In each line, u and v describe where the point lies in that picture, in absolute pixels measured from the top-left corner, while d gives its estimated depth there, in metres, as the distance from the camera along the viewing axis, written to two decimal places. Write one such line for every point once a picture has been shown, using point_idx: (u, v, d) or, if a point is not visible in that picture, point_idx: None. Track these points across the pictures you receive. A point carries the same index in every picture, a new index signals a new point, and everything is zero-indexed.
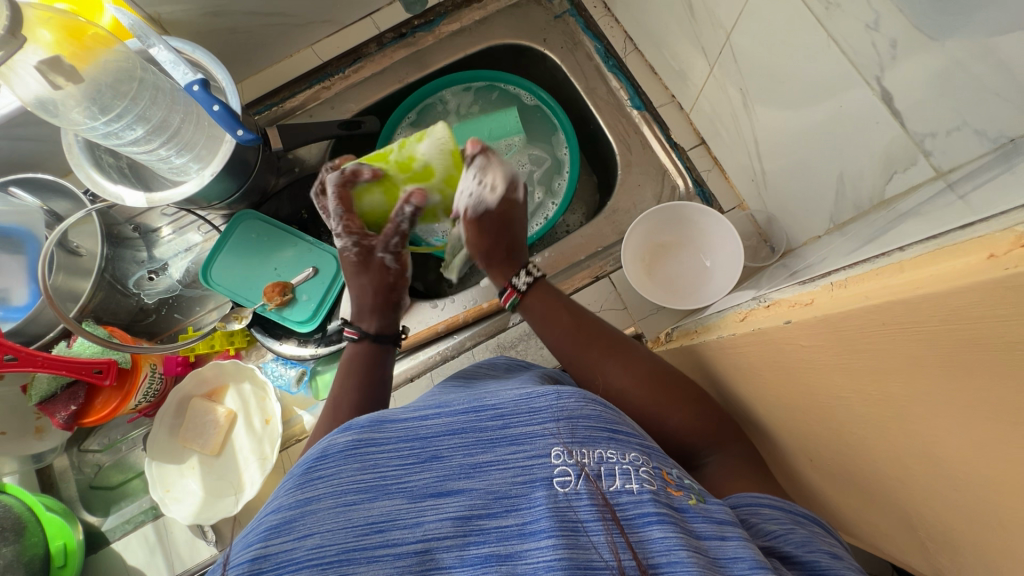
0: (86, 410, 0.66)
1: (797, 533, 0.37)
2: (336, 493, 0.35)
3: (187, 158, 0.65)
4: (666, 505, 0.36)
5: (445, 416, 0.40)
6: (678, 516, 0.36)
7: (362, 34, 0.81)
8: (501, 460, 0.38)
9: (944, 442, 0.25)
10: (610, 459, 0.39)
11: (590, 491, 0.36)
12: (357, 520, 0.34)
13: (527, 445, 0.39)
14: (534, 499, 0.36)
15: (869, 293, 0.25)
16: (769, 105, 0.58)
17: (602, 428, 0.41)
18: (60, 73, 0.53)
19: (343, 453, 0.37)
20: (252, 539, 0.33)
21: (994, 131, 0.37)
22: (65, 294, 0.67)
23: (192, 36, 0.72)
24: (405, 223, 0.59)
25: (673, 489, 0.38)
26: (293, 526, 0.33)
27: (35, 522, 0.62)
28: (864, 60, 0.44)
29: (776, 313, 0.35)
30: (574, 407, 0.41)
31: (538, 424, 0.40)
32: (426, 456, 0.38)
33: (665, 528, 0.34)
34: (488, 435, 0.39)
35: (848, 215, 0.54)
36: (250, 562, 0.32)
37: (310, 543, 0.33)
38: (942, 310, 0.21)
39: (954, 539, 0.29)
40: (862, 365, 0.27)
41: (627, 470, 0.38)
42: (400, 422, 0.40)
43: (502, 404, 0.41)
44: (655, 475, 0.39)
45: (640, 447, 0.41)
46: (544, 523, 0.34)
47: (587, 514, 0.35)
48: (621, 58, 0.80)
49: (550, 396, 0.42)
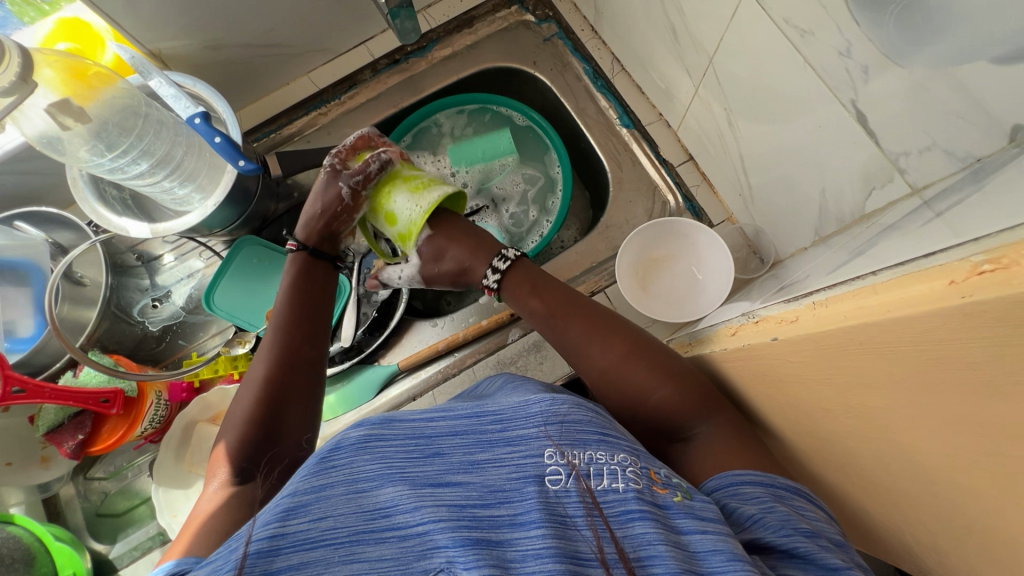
0: (92, 439, 0.68)
1: (774, 513, 0.39)
2: (347, 480, 0.35)
3: (190, 189, 0.67)
4: (649, 502, 0.38)
5: (449, 418, 0.41)
6: (661, 513, 0.38)
7: (356, 61, 0.83)
8: (498, 458, 0.39)
9: (925, 451, 0.27)
10: (598, 460, 0.40)
11: (579, 490, 0.38)
12: (366, 506, 0.35)
13: (522, 446, 0.40)
14: (525, 493, 0.37)
15: (847, 314, 0.27)
16: (752, 124, 0.60)
17: (593, 431, 0.42)
18: (70, 114, 0.55)
19: (355, 446, 0.37)
20: (268, 518, 0.33)
21: (961, 151, 0.39)
22: (71, 325, 0.68)
23: (192, 69, 0.74)
24: (371, 174, 0.63)
25: (659, 488, 0.40)
26: (307, 508, 0.33)
27: (45, 553, 0.63)
28: (839, 83, 0.46)
29: (764, 329, 0.37)
30: (566, 412, 0.43)
31: (534, 426, 0.42)
32: (429, 452, 0.38)
33: (647, 524, 0.36)
34: (488, 436, 0.41)
35: (831, 228, 0.56)
36: (267, 540, 0.31)
37: (322, 525, 0.33)
38: (912, 332, 0.23)
39: (942, 543, 0.30)
40: (845, 381, 0.29)
41: (615, 470, 0.40)
42: (408, 421, 0.40)
43: (501, 410, 0.43)
44: (642, 475, 0.40)
45: (629, 449, 0.42)
46: (534, 514, 0.36)
47: (575, 510, 0.37)
48: (609, 79, 0.82)
49: (545, 402, 0.44)
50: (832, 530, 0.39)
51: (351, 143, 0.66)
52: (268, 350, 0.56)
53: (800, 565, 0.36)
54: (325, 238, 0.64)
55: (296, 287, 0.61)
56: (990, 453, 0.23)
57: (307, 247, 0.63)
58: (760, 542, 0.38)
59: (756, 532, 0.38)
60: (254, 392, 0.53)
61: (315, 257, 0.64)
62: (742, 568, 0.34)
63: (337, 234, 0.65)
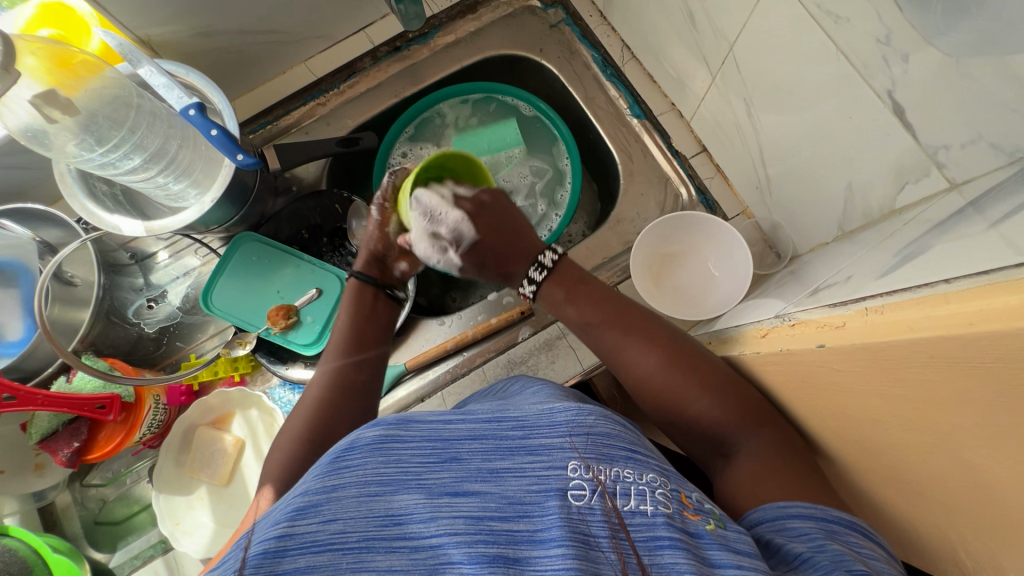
0: (89, 446, 0.65)
1: (825, 552, 0.36)
2: (360, 483, 0.34)
3: (186, 184, 0.63)
4: (679, 529, 0.36)
5: (468, 422, 0.40)
6: (692, 542, 0.35)
7: (356, 49, 0.79)
8: (519, 468, 0.37)
9: (998, 471, 0.25)
10: (625, 478, 0.38)
11: (603, 508, 0.36)
12: (379, 510, 0.33)
13: (545, 456, 0.38)
14: (547, 508, 0.35)
15: (913, 325, 0.25)
16: (774, 116, 0.58)
17: (620, 446, 0.41)
18: (56, 106, 0.51)
19: (370, 446, 0.36)
20: (277, 518, 0.32)
21: (1009, 145, 0.37)
22: (62, 326, 0.65)
23: (184, 57, 0.70)
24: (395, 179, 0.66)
25: (690, 513, 0.38)
26: (318, 509, 0.32)
27: (42, 565, 0.60)
28: (873, 72, 0.44)
29: (805, 334, 0.35)
30: (592, 423, 0.41)
31: (558, 437, 0.40)
32: (446, 457, 0.37)
33: (677, 553, 0.34)
34: (509, 443, 0.39)
35: (857, 223, 0.54)
36: (275, 539, 0.30)
37: (332, 528, 0.31)
38: (1001, 349, 0.21)
39: (1000, 564, 0.28)
40: (906, 394, 0.27)
41: (643, 491, 0.38)
42: (426, 423, 0.39)
43: (524, 416, 0.41)
44: (672, 497, 0.38)
45: (659, 469, 0.40)
46: (555, 532, 0.34)
47: (599, 530, 0.35)
48: (619, 67, 0.80)
49: (570, 412, 0.42)
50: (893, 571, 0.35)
51: None
52: (326, 369, 0.57)
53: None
54: (372, 262, 0.65)
55: (355, 309, 0.62)
56: None
57: (355, 273, 0.64)
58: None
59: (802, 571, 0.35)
60: (314, 408, 0.54)
61: (365, 282, 0.64)
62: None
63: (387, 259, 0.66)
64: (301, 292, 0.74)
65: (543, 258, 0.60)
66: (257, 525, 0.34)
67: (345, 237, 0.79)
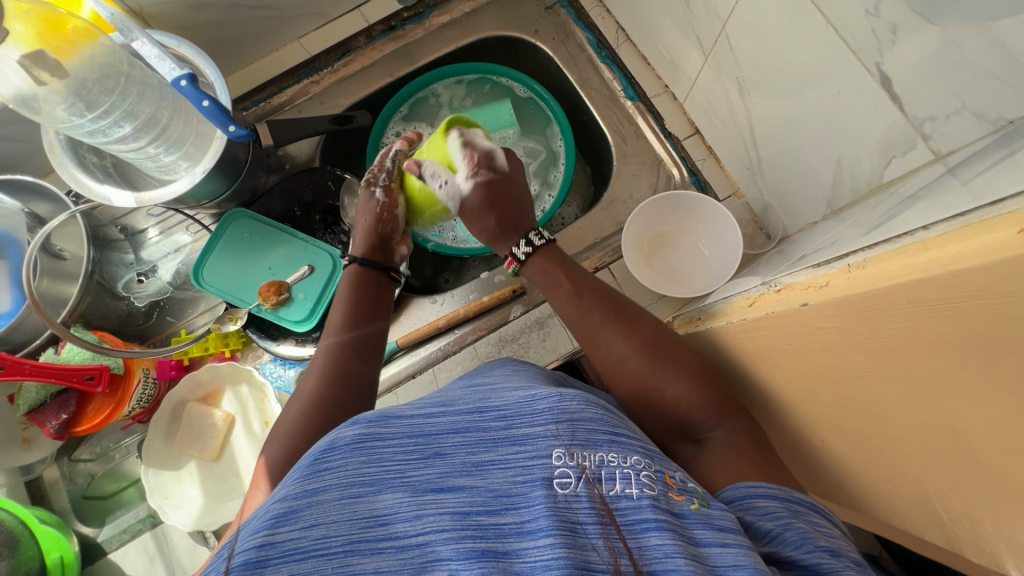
0: (78, 418, 0.64)
1: (793, 529, 0.36)
2: (341, 485, 0.33)
3: (177, 156, 0.64)
4: (665, 510, 0.35)
5: (450, 415, 0.39)
6: (677, 522, 0.35)
7: (350, 27, 0.79)
8: (503, 460, 0.37)
9: (971, 417, 0.26)
10: (611, 462, 0.37)
11: (590, 495, 0.35)
12: (362, 512, 0.32)
13: (529, 445, 0.37)
14: (532, 498, 0.35)
15: (892, 273, 0.26)
16: (764, 94, 0.59)
17: (602, 429, 0.39)
18: (44, 67, 0.51)
19: (351, 446, 0.35)
20: (256, 526, 0.31)
21: (993, 113, 0.38)
22: (51, 300, 0.64)
23: (177, 30, 0.70)
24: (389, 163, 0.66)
25: (675, 494, 0.37)
26: (299, 514, 0.31)
27: (29, 536, 0.60)
28: (862, 45, 0.45)
29: (789, 296, 0.36)
30: (576, 409, 0.40)
31: (540, 425, 0.39)
32: (428, 453, 0.36)
33: (663, 535, 0.33)
34: (492, 435, 0.38)
35: (845, 200, 0.54)
36: (254, 549, 0.29)
37: (315, 533, 0.31)
38: (974, 287, 0.22)
39: (971, 513, 0.29)
40: (885, 345, 0.28)
41: (627, 474, 0.37)
42: (407, 419, 0.38)
43: (505, 406, 0.40)
44: (656, 479, 0.37)
45: (642, 451, 0.39)
46: (543, 522, 0.33)
47: (586, 517, 0.34)
48: (614, 49, 0.80)
49: (551, 398, 0.40)
50: (850, 549, 0.36)
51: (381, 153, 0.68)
52: (321, 361, 0.55)
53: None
54: (376, 244, 0.64)
55: (349, 292, 0.61)
56: None
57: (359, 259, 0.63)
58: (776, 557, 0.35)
59: (773, 548, 0.35)
60: (309, 400, 0.51)
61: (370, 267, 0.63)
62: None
63: (389, 243, 0.65)
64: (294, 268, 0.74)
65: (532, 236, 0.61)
66: (238, 533, 0.33)
67: (338, 215, 0.78)
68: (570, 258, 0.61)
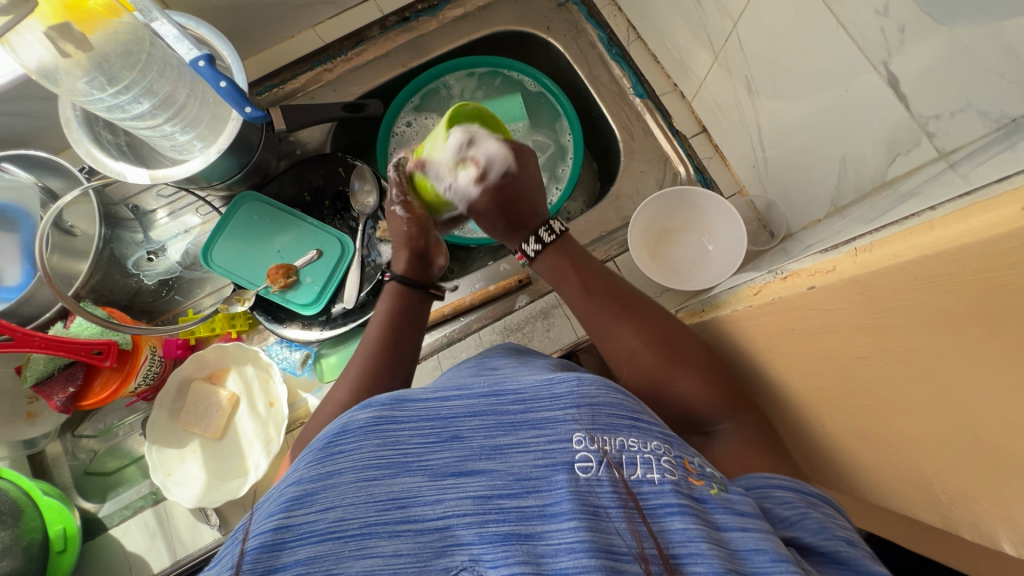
0: (84, 392, 0.65)
1: (810, 517, 0.37)
2: (357, 467, 0.33)
3: (191, 136, 0.65)
4: (686, 495, 0.35)
5: (466, 398, 0.39)
6: (699, 507, 0.35)
7: (365, 17, 0.80)
8: (523, 443, 0.37)
9: (970, 391, 0.27)
10: (631, 447, 0.37)
11: (612, 479, 0.35)
12: (379, 495, 0.33)
13: (548, 429, 0.37)
14: (554, 482, 0.35)
15: (898, 253, 0.27)
16: (772, 95, 0.60)
17: (623, 415, 0.39)
18: (69, 39, 0.51)
19: (364, 429, 0.35)
20: (272, 509, 0.32)
21: (996, 111, 0.39)
22: (62, 274, 0.64)
23: (194, 12, 0.71)
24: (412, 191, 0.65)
25: (695, 479, 0.37)
26: (315, 498, 0.32)
27: (33, 507, 0.60)
28: (872, 45, 0.46)
29: (796, 281, 0.36)
30: (596, 394, 0.40)
31: (560, 409, 0.39)
32: (446, 436, 0.36)
33: (686, 519, 0.34)
34: (510, 418, 0.38)
35: (849, 197, 0.56)
36: (272, 531, 0.30)
37: (331, 516, 0.31)
38: (979, 260, 0.23)
39: (967, 490, 0.30)
40: (889, 324, 0.29)
41: (649, 459, 0.37)
42: (422, 401, 0.38)
43: (522, 390, 0.40)
44: (677, 464, 0.38)
45: (662, 436, 0.39)
46: (565, 506, 0.33)
47: (608, 501, 0.34)
48: (624, 47, 0.81)
49: (571, 382, 0.40)
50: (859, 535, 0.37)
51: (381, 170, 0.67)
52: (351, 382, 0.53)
53: (839, 569, 0.34)
54: (412, 261, 0.64)
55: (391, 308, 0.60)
56: None
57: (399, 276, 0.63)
58: (797, 543, 0.36)
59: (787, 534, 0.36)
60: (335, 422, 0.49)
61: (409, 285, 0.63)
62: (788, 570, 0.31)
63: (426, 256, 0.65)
64: (301, 252, 0.74)
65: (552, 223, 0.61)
66: (255, 513, 0.33)
67: (348, 201, 0.79)
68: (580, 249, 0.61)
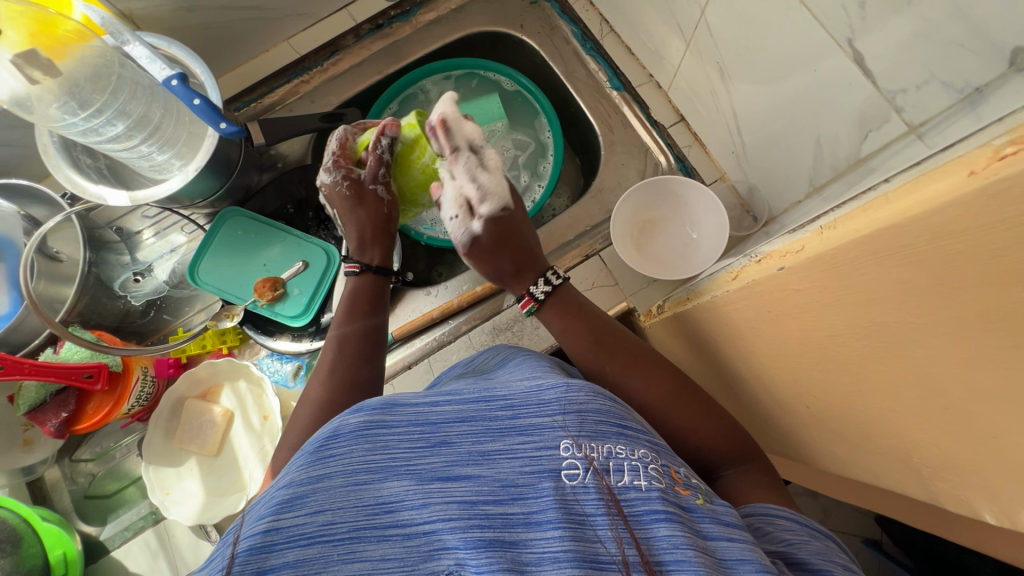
0: (78, 416, 0.65)
1: (811, 543, 0.37)
2: (346, 471, 0.33)
3: (169, 155, 0.65)
4: (673, 503, 0.35)
5: (455, 403, 0.38)
6: (685, 515, 0.34)
7: (339, 27, 0.80)
8: (511, 449, 0.36)
9: (937, 363, 0.26)
10: (618, 454, 0.37)
11: (598, 486, 0.35)
12: (368, 499, 0.32)
13: (537, 436, 0.37)
14: (540, 489, 0.34)
15: (858, 229, 0.27)
16: (744, 79, 0.60)
17: (611, 423, 0.39)
18: (37, 66, 0.51)
19: (355, 433, 0.35)
20: (262, 512, 0.32)
21: (960, 82, 0.39)
22: (48, 300, 0.64)
23: (166, 32, 0.71)
24: (386, 154, 0.65)
25: (680, 489, 0.37)
26: (304, 501, 0.32)
27: (32, 533, 0.61)
28: (835, 23, 0.46)
29: (768, 263, 0.37)
30: (584, 400, 0.39)
31: (548, 416, 0.38)
32: (435, 441, 0.36)
33: (671, 526, 0.33)
34: (499, 424, 0.37)
35: (827, 176, 0.55)
36: (261, 534, 0.30)
37: (320, 520, 0.31)
38: (930, 230, 0.23)
39: (942, 465, 0.30)
40: (856, 301, 0.29)
41: (635, 467, 0.36)
42: (412, 406, 0.38)
43: (512, 395, 0.39)
44: (663, 473, 0.37)
45: (649, 444, 0.39)
46: (550, 513, 0.33)
47: (593, 508, 0.34)
48: (598, 41, 0.81)
49: (560, 389, 0.40)
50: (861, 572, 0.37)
51: (339, 149, 0.67)
52: (319, 390, 0.53)
53: None
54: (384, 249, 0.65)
55: (351, 303, 0.61)
56: (1005, 350, 0.23)
57: (376, 270, 0.63)
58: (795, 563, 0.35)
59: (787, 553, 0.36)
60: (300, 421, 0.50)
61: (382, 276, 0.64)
62: None
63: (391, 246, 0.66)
64: (288, 265, 0.74)
65: (549, 276, 0.61)
66: (245, 516, 0.33)
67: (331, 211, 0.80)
68: (583, 299, 0.61)
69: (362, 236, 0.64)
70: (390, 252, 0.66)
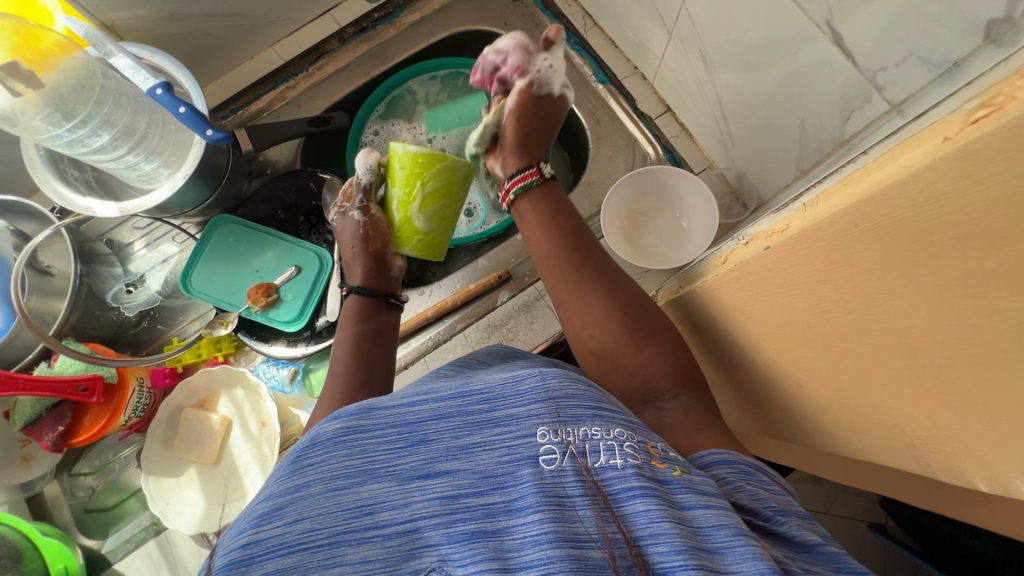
0: (75, 429, 0.65)
1: (745, 492, 0.37)
2: (324, 479, 0.33)
3: (156, 164, 0.65)
4: (649, 478, 0.34)
5: (432, 401, 0.38)
6: (661, 488, 0.34)
7: (323, 31, 0.80)
8: (489, 441, 0.36)
9: (920, 331, 0.27)
10: (594, 436, 0.36)
11: (576, 468, 0.35)
12: (347, 503, 0.32)
13: (513, 425, 0.37)
14: (519, 477, 0.34)
15: (840, 203, 0.28)
16: (726, 68, 0.61)
17: (586, 406, 0.38)
18: (19, 78, 0.51)
19: (333, 441, 0.35)
20: (243, 526, 0.32)
21: (938, 57, 0.39)
22: (39, 315, 0.63)
23: (149, 42, 0.71)
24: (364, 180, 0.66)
25: (657, 462, 0.36)
26: (283, 511, 0.32)
27: (33, 548, 0.60)
28: (814, 6, 0.46)
29: (755, 244, 0.37)
30: (558, 386, 0.39)
31: (524, 405, 0.38)
32: (413, 440, 0.36)
33: (648, 502, 0.33)
34: (475, 417, 0.37)
35: (813, 159, 0.56)
36: (241, 549, 0.30)
37: (298, 528, 0.31)
38: (908, 197, 0.23)
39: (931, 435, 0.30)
40: (840, 275, 0.29)
41: (611, 446, 0.36)
42: (388, 409, 0.38)
43: (488, 388, 0.39)
44: (639, 449, 0.36)
45: (625, 422, 0.38)
46: (530, 499, 0.33)
47: (573, 490, 0.34)
48: (582, 36, 0.82)
49: (534, 377, 0.39)
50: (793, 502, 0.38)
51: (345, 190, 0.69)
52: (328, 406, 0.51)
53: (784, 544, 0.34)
54: (371, 273, 0.64)
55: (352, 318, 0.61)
56: (986, 311, 0.23)
57: (354, 289, 0.63)
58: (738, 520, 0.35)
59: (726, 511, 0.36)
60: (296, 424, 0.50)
61: (365, 296, 0.63)
62: (747, 544, 0.31)
63: (382, 271, 0.65)
64: (280, 270, 0.74)
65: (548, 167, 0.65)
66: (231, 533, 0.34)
67: (322, 215, 0.80)
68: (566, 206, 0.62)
69: (348, 262, 0.66)
70: (375, 272, 0.65)
